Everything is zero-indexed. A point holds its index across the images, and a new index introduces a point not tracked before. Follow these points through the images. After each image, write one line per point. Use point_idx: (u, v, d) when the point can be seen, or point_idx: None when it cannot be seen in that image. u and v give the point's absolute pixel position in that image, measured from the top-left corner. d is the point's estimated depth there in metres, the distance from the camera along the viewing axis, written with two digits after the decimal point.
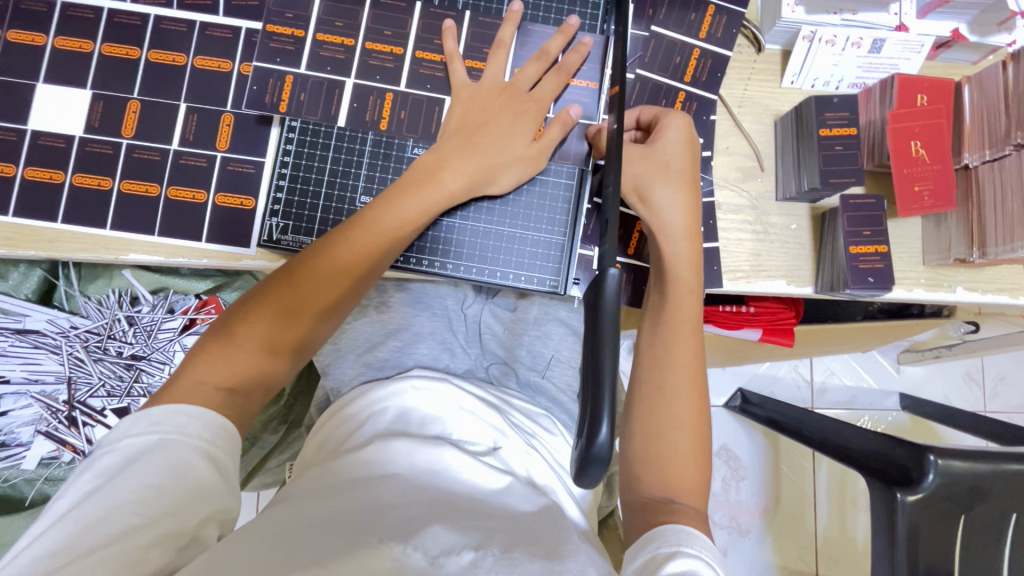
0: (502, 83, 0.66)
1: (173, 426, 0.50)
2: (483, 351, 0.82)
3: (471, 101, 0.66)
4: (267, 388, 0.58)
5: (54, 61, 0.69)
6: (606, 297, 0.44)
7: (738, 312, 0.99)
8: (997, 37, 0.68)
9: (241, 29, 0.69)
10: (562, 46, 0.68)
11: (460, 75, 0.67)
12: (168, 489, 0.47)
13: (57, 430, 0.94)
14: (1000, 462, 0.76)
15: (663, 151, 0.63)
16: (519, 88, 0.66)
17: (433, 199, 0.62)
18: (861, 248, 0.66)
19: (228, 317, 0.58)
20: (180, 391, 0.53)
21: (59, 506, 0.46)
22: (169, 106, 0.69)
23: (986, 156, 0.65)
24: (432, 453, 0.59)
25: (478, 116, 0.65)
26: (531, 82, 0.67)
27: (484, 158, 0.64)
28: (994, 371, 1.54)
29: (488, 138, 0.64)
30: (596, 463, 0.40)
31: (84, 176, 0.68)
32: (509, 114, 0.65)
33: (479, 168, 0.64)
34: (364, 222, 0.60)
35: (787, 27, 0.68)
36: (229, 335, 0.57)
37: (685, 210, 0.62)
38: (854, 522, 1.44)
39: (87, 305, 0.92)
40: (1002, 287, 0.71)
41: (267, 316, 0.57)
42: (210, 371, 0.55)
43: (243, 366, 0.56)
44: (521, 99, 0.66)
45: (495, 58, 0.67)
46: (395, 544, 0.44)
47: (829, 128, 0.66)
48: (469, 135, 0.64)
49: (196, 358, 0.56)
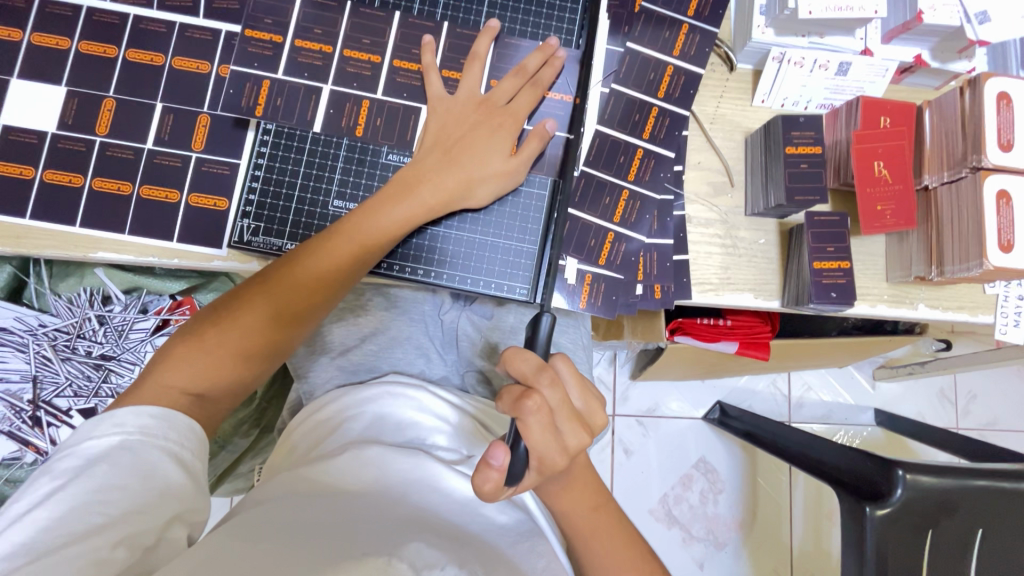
0: (481, 98, 0.67)
1: (136, 427, 0.50)
2: (458, 358, 0.83)
3: (446, 115, 0.67)
4: (236, 396, 0.59)
5: (29, 57, 0.69)
6: (540, 336, 0.55)
7: (715, 325, 1.00)
8: (957, 64, 0.71)
9: (221, 32, 0.70)
10: (540, 63, 0.68)
11: (437, 88, 0.68)
12: (137, 488, 0.47)
13: (20, 430, 0.91)
14: (965, 478, 0.77)
15: (591, 418, 0.57)
16: (496, 103, 0.67)
17: (414, 210, 0.63)
18: (825, 263, 0.67)
19: (201, 319, 0.58)
20: (147, 393, 0.53)
21: (13, 510, 0.45)
22: (144, 105, 0.69)
23: (944, 178, 0.67)
24: (404, 460, 0.59)
25: (453, 131, 0.66)
26: (508, 96, 0.67)
27: (463, 175, 0.65)
28: (967, 389, 1.57)
29: (468, 154, 0.65)
30: (516, 469, 0.52)
31: (56, 173, 0.68)
32: (484, 129, 0.66)
33: (457, 184, 0.65)
34: (346, 232, 0.61)
35: (757, 47, 0.71)
36: (199, 339, 0.56)
37: (576, 384, 0.56)
38: (829, 537, 1.45)
39: (57, 303, 0.91)
40: (962, 305, 0.73)
41: (244, 322, 0.57)
42: (176, 374, 0.54)
43: (207, 372, 0.55)
44: (497, 113, 0.67)
45: (471, 71, 0.68)
46: (380, 555, 0.42)
47: (794, 146, 0.68)
48: (448, 150, 0.65)
49: (164, 360, 0.56)
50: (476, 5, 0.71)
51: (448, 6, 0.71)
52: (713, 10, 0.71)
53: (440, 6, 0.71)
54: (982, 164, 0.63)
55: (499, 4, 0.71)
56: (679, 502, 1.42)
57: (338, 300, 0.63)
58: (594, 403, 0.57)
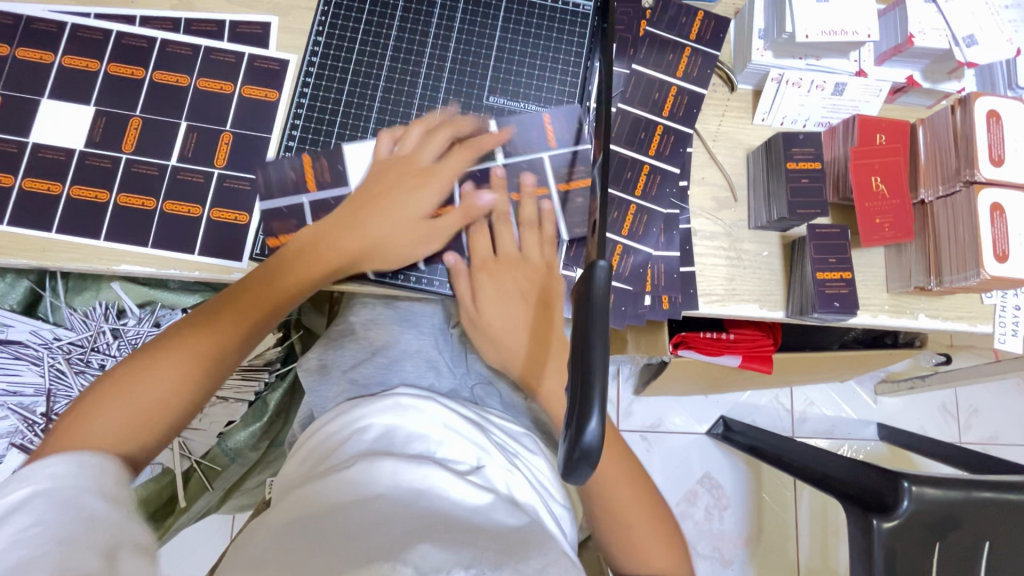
0: (405, 156, 0.70)
1: (58, 472, 0.45)
2: (468, 370, 0.84)
3: (390, 169, 0.70)
4: (193, 409, 0.59)
5: (59, 78, 0.71)
6: (595, 290, 0.40)
7: (719, 338, 1.02)
8: (948, 84, 0.74)
9: (244, 55, 0.73)
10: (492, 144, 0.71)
11: (410, 143, 0.70)
12: (100, 522, 0.43)
13: (32, 443, 0.92)
14: (973, 490, 0.78)
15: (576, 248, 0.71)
16: (426, 163, 0.70)
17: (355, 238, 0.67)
18: (827, 274, 0.70)
19: (165, 336, 0.60)
20: (72, 441, 0.51)
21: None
22: (169, 124, 0.72)
23: (940, 192, 0.70)
24: (416, 471, 0.59)
25: (388, 185, 0.69)
26: (433, 155, 0.70)
27: (398, 214, 0.69)
28: (968, 403, 1.58)
29: (352, 221, 0.68)
30: (592, 443, 0.36)
31: (82, 189, 0.70)
32: (417, 182, 0.69)
33: (376, 232, 0.68)
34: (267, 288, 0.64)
35: (756, 68, 0.74)
36: (149, 361, 0.57)
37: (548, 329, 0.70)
38: (836, 552, 1.44)
39: (72, 316, 0.93)
40: (960, 315, 0.75)
41: (196, 341, 0.59)
42: (128, 398, 0.55)
43: (152, 394, 0.56)
44: (418, 171, 0.70)
45: (410, 136, 0.71)
46: (386, 565, 0.44)
47: (795, 162, 0.71)
48: (378, 200, 0.69)
49: (97, 408, 0.54)
50: (488, 30, 0.75)
51: (461, 33, 0.75)
52: (714, 34, 0.75)
53: (454, 33, 0.75)
54: (975, 178, 0.66)
55: (510, 29, 0.75)
56: (685, 519, 1.42)
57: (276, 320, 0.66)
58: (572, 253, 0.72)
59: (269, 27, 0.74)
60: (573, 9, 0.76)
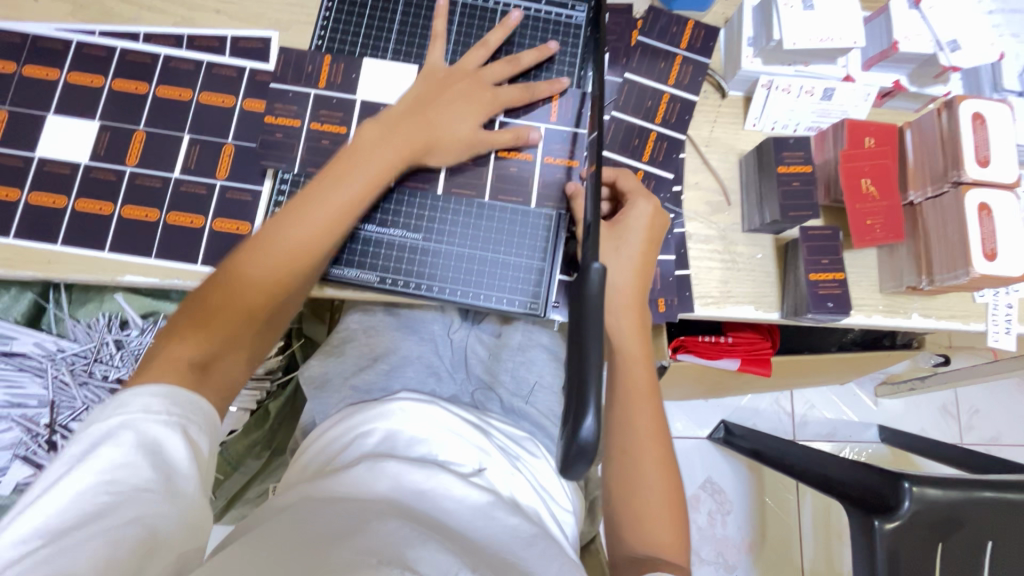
0: (472, 71, 0.72)
1: (145, 410, 0.48)
2: (467, 375, 0.84)
3: (435, 78, 0.71)
4: (243, 355, 0.58)
5: (65, 94, 0.73)
6: (590, 289, 0.42)
7: (717, 341, 1.02)
8: (933, 87, 0.76)
9: (246, 69, 0.75)
10: (535, 60, 0.74)
11: (437, 56, 0.73)
12: (183, 473, 0.47)
13: (36, 455, 0.93)
14: (970, 489, 0.78)
15: (640, 215, 0.67)
16: (483, 79, 0.72)
17: (388, 158, 0.65)
18: (819, 275, 0.71)
19: (207, 288, 0.58)
20: (152, 373, 0.52)
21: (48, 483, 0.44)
22: (172, 137, 0.73)
23: (928, 193, 0.71)
24: (419, 473, 0.60)
25: (433, 92, 0.70)
26: (495, 80, 0.73)
27: (434, 130, 0.68)
28: (968, 404, 1.59)
29: (374, 145, 0.65)
30: (587, 445, 0.37)
31: (86, 202, 0.71)
32: (461, 96, 0.71)
33: (420, 139, 0.67)
34: (308, 197, 0.61)
35: (746, 75, 0.76)
36: (200, 313, 0.56)
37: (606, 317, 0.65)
38: (841, 557, 1.43)
39: (76, 328, 0.94)
40: (953, 315, 0.76)
41: (241, 285, 0.58)
42: (184, 348, 0.54)
43: (207, 344, 0.55)
44: (480, 92, 0.71)
45: (475, 53, 0.73)
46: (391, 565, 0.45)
47: (786, 166, 0.72)
48: (422, 108, 0.69)
49: (173, 333, 0.55)
50: (484, 42, 0.77)
51: (457, 44, 0.76)
52: (704, 42, 0.77)
53: (450, 43, 0.76)
54: (962, 179, 0.67)
55: (505, 40, 0.77)
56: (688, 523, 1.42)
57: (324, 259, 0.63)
58: (652, 227, 0.67)
59: (269, 41, 0.76)
60: (567, 20, 0.78)
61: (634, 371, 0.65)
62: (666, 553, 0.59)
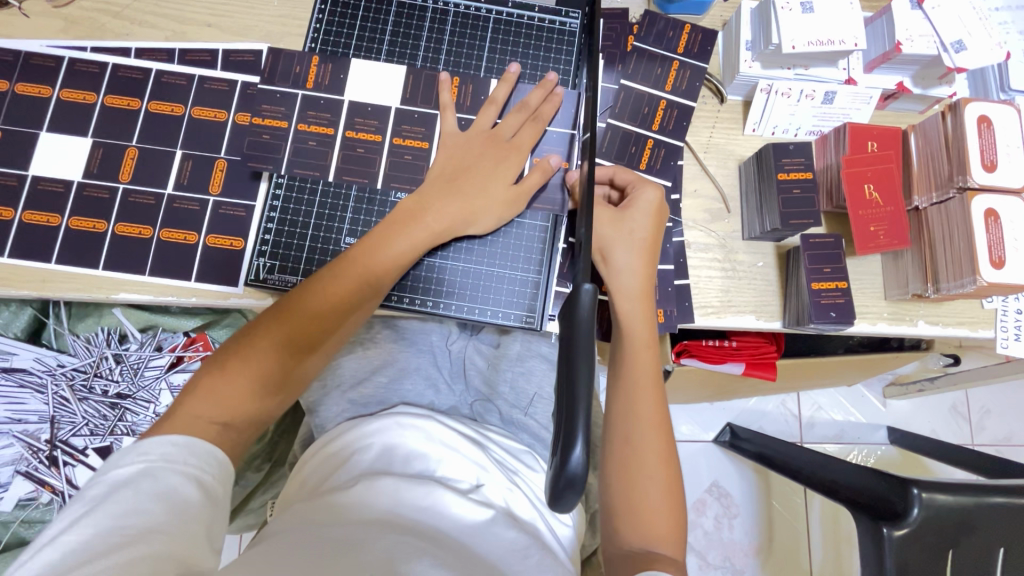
0: (488, 131, 0.70)
1: (159, 455, 0.49)
2: (466, 387, 0.83)
3: (454, 149, 0.69)
4: (259, 427, 0.57)
5: (57, 112, 0.73)
6: (582, 308, 0.41)
7: (721, 347, 1.01)
8: (938, 89, 0.74)
9: (237, 82, 0.74)
10: (541, 98, 0.72)
11: (450, 124, 0.71)
12: (190, 510, 0.47)
13: (37, 470, 0.95)
14: (984, 495, 0.76)
15: (637, 210, 0.65)
16: (501, 136, 0.70)
17: (420, 236, 0.65)
18: (822, 284, 0.69)
19: (226, 347, 0.58)
20: (174, 423, 0.52)
21: (62, 518, 0.45)
22: (165, 153, 0.73)
23: (933, 199, 0.69)
24: (418, 489, 0.59)
25: (460, 163, 0.68)
26: (512, 129, 0.70)
27: (468, 202, 0.66)
28: (979, 404, 1.56)
29: (406, 219, 0.65)
30: (578, 474, 0.36)
31: (80, 220, 0.71)
32: (489, 159, 0.68)
33: (459, 212, 0.66)
34: (350, 267, 0.62)
35: (745, 80, 0.74)
36: (221, 367, 0.57)
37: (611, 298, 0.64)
38: (850, 561, 1.42)
39: (76, 343, 0.94)
40: (961, 321, 0.74)
41: (268, 346, 0.58)
42: (206, 405, 0.54)
43: (229, 400, 0.55)
44: (502, 146, 0.69)
45: (486, 112, 0.71)
46: None
47: (786, 173, 0.70)
48: (452, 179, 0.67)
49: (192, 390, 0.55)
50: (477, 51, 0.76)
51: (450, 50, 0.76)
52: (702, 47, 0.75)
53: (443, 50, 0.75)
54: (968, 184, 0.65)
55: (499, 48, 0.76)
56: (694, 528, 1.40)
57: (355, 324, 0.63)
58: (657, 224, 0.66)
59: (261, 54, 0.75)
60: (561, 27, 0.77)
61: (637, 353, 0.63)
62: (664, 546, 0.56)
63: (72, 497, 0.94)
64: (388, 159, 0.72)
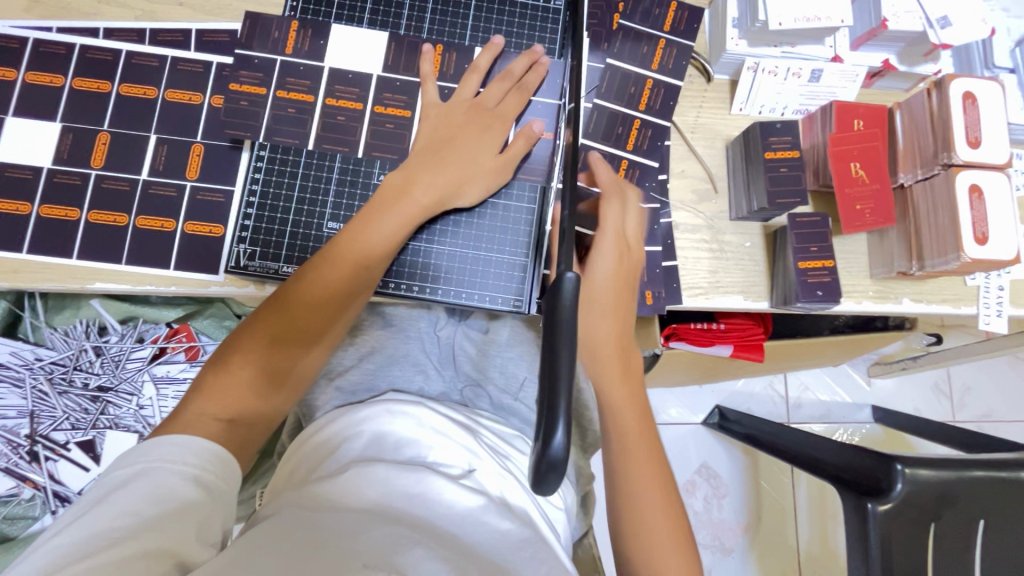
0: (470, 100, 0.69)
1: (158, 456, 0.48)
2: (456, 372, 0.82)
3: (439, 119, 0.68)
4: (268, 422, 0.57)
5: (23, 95, 0.70)
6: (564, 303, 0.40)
7: (709, 329, 1.01)
8: (923, 67, 0.74)
9: (212, 63, 0.72)
10: (527, 67, 0.71)
11: (432, 95, 0.70)
12: (184, 507, 0.46)
13: (18, 466, 0.92)
14: (965, 469, 0.77)
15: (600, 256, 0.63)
16: (485, 105, 0.69)
17: (410, 212, 0.63)
18: (809, 263, 0.69)
19: (223, 346, 0.58)
20: (181, 423, 0.52)
21: (65, 520, 0.45)
22: (138, 137, 0.70)
23: (919, 175, 0.70)
24: (407, 477, 0.58)
25: (445, 133, 0.67)
26: (495, 98, 0.69)
27: (456, 170, 0.66)
28: (960, 382, 1.59)
29: (392, 194, 0.64)
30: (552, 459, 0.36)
31: (52, 208, 0.68)
32: (472, 130, 0.67)
33: (446, 185, 0.65)
34: (343, 252, 0.60)
35: (731, 58, 0.74)
36: (222, 363, 0.56)
37: None
38: (835, 536, 1.45)
39: (53, 336, 0.93)
40: (946, 298, 0.75)
41: (258, 340, 0.57)
42: (209, 401, 0.54)
43: (232, 395, 0.54)
44: (484, 115, 0.68)
45: (468, 80, 0.70)
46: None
47: (773, 152, 0.70)
48: (437, 151, 0.66)
49: (197, 390, 0.55)
50: (459, 27, 0.74)
51: (434, 22, 0.74)
52: (688, 24, 0.74)
53: (426, 23, 0.73)
54: (953, 161, 0.65)
55: (483, 26, 0.74)
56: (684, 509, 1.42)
57: (357, 309, 0.63)
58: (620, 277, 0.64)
59: (236, 33, 0.73)
60: (545, 5, 0.75)
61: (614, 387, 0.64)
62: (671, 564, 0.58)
63: (56, 493, 0.92)
64: (373, 123, 0.70)
